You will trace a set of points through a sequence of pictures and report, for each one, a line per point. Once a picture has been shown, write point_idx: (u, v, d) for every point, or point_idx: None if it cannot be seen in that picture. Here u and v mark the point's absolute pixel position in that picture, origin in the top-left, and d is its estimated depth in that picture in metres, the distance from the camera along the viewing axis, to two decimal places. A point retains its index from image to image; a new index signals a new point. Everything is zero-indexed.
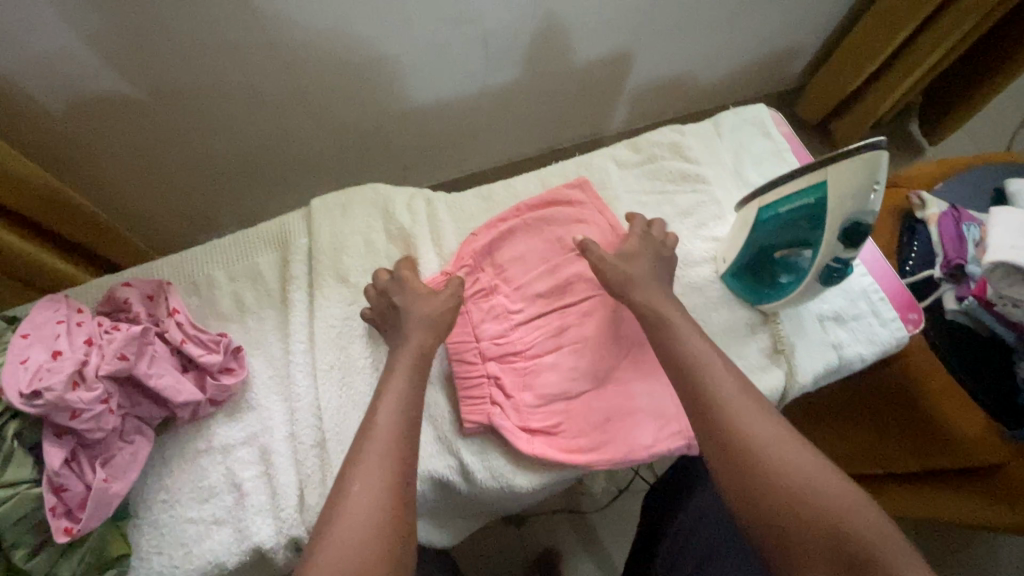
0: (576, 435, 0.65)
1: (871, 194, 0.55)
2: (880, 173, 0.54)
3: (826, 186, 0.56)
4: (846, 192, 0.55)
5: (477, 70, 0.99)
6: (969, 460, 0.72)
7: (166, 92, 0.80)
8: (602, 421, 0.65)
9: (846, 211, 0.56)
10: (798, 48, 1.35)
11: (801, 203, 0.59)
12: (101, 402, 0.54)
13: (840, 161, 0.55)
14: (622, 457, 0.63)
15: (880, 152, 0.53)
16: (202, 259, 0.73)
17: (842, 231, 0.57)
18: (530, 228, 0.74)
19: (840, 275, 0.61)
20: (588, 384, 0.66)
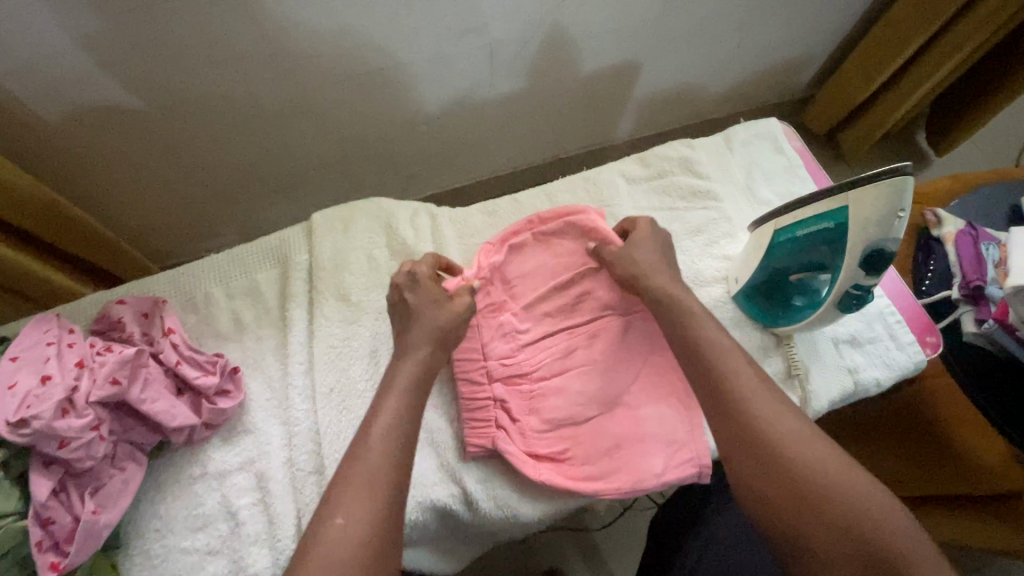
0: (581, 461, 0.63)
1: (895, 220, 0.53)
2: (906, 199, 0.52)
3: (847, 211, 0.54)
4: (869, 216, 0.53)
5: (483, 80, 0.97)
6: (986, 486, 0.70)
7: (163, 102, 0.78)
8: (611, 447, 0.63)
9: (868, 236, 0.53)
10: (806, 58, 1.33)
11: (819, 226, 0.56)
12: (91, 429, 0.52)
13: (865, 184, 0.52)
14: (631, 487, 0.61)
15: (907, 177, 0.51)
16: (199, 276, 0.71)
17: (863, 256, 0.54)
18: (541, 241, 0.73)
19: (859, 303, 0.58)
20: (597, 409, 0.65)
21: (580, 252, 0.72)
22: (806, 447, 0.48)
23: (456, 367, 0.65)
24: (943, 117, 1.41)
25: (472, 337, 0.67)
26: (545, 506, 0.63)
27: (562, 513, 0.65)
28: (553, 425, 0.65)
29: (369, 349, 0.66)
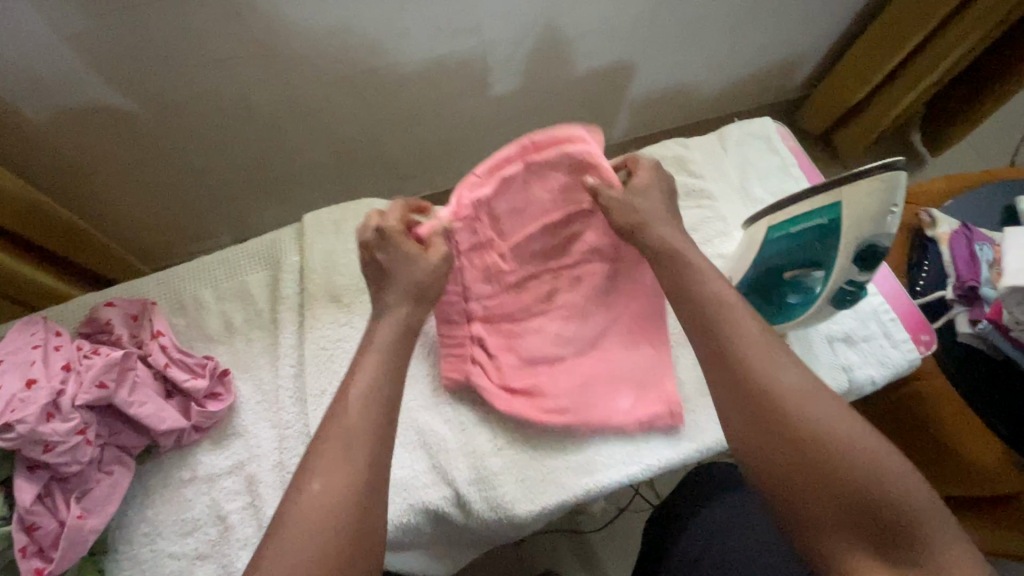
0: (553, 395, 0.65)
1: (887, 217, 0.54)
2: (898, 196, 0.53)
3: (841, 207, 0.54)
4: (864, 212, 0.54)
5: (477, 80, 0.97)
6: (981, 486, 0.70)
7: (153, 102, 0.77)
8: (582, 384, 0.65)
9: (861, 234, 0.55)
10: (801, 58, 1.33)
11: (813, 223, 0.56)
12: (77, 433, 0.51)
13: (859, 180, 0.53)
14: (597, 420, 0.64)
15: (899, 174, 0.52)
16: (189, 278, 0.70)
17: (856, 253, 0.56)
18: (534, 171, 0.64)
19: (852, 297, 0.60)
20: (571, 350, 0.67)
21: (573, 188, 0.65)
22: (812, 404, 0.44)
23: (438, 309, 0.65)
24: (938, 117, 1.41)
25: (453, 279, 0.65)
26: (541, 506, 0.61)
27: (556, 513, 0.64)
28: (529, 363, 0.66)
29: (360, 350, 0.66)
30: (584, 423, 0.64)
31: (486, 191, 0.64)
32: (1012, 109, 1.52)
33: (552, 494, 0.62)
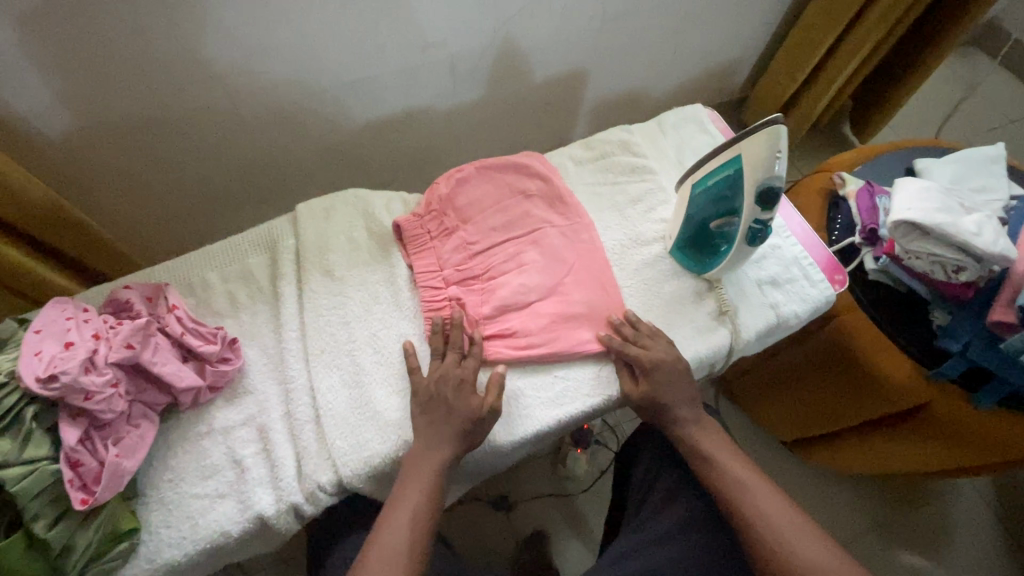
0: (524, 333, 0.74)
1: (777, 161, 0.62)
2: (780, 143, 0.61)
3: (742, 159, 0.65)
4: (755, 160, 0.63)
5: (446, 89, 1.08)
6: (896, 400, 0.82)
7: (158, 112, 0.87)
8: (549, 324, 0.75)
9: (758, 177, 0.64)
10: (738, 61, 1.49)
11: (724, 174, 0.68)
12: (111, 386, 0.59)
13: (753, 134, 0.64)
14: (566, 350, 0.73)
15: (778, 126, 0.61)
16: (196, 264, 0.79)
17: (756, 195, 0.65)
18: (483, 174, 0.85)
19: (764, 235, 0.69)
20: (537, 295, 0.76)
21: (516, 181, 0.85)
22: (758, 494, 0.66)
23: (417, 277, 0.78)
24: (865, 106, 1.57)
25: (429, 254, 0.80)
26: (520, 436, 0.70)
27: (535, 443, 0.73)
28: (501, 310, 0.75)
29: (356, 315, 0.75)
30: (556, 354, 0.73)
31: (447, 190, 0.83)
32: (929, 96, 1.70)
33: (529, 425, 0.71)
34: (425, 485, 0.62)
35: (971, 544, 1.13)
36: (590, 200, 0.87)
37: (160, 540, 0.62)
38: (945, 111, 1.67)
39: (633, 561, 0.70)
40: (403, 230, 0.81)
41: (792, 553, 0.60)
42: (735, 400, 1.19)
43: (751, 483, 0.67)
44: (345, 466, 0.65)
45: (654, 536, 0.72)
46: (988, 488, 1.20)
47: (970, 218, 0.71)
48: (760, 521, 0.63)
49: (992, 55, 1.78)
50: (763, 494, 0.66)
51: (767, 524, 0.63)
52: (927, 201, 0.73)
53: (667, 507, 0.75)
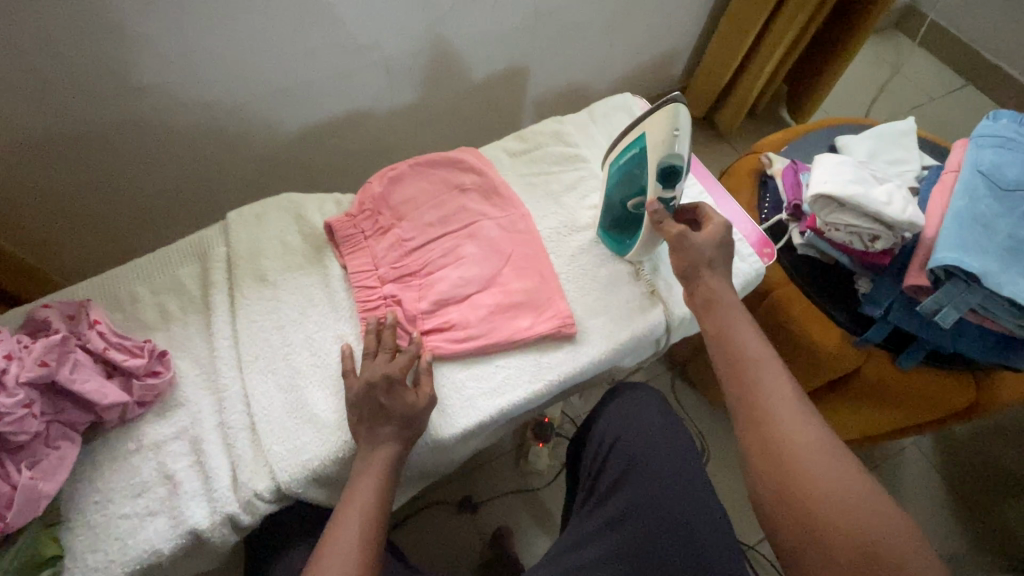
0: (463, 325, 0.74)
1: (675, 138, 0.67)
2: (677, 120, 0.66)
3: (646, 136, 0.69)
4: (656, 136, 0.67)
5: (382, 90, 1.08)
6: (831, 367, 0.85)
7: (75, 126, 0.84)
8: (488, 314, 0.75)
9: (659, 154, 0.68)
10: (674, 54, 1.53)
11: (632, 153, 0.72)
12: (23, 407, 0.56)
13: (654, 113, 0.68)
14: (505, 339, 0.74)
15: (678, 104, 0.66)
16: (122, 278, 0.76)
17: (658, 171, 0.69)
18: (416, 171, 0.85)
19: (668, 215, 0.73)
20: (475, 287, 0.76)
21: (450, 176, 0.85)
22: (768, 372, 0.61)
23: (352, 277, 0.77)
24: (798, 91, 1.63)
25: (364, 253, 0.79)
26: (462, 428, 0.70)
27: (480, 434, 0.74)
28: (438, 305, 0.75)
29: (290, 318, 0.74)
30: (495, 343, 0.74)
31: (381, 188, 0.83)
32: (858, 78, 1.78)
33: (471, 416, 0.71)
34: (374, 487, 0.60)
35: (918, 498, 1.18)
36: (526, 191, 0.87)
37: (87, 565, 0.59)
38: (873, 92, 1.75)
39: (596, 542, 0.68)
40: (336, 231, 0.80)
41: (795, 439, 0.55)
42: (690, 383, 1.22)
43: (771, 369, 0.61)
44: (282, 472, 0.64)
45: (615, 514, 0.69)
46: (932, 445, 1.25)
47: (880, 189, 0.75)
48: (769, 403, 0.58)
49: (913, 37, 1.88)
50: (785, 385, 0.59)
51: (770, 404, 0.58)
52: (841, 175, 0.77)
53: (627, 480, 0.71)
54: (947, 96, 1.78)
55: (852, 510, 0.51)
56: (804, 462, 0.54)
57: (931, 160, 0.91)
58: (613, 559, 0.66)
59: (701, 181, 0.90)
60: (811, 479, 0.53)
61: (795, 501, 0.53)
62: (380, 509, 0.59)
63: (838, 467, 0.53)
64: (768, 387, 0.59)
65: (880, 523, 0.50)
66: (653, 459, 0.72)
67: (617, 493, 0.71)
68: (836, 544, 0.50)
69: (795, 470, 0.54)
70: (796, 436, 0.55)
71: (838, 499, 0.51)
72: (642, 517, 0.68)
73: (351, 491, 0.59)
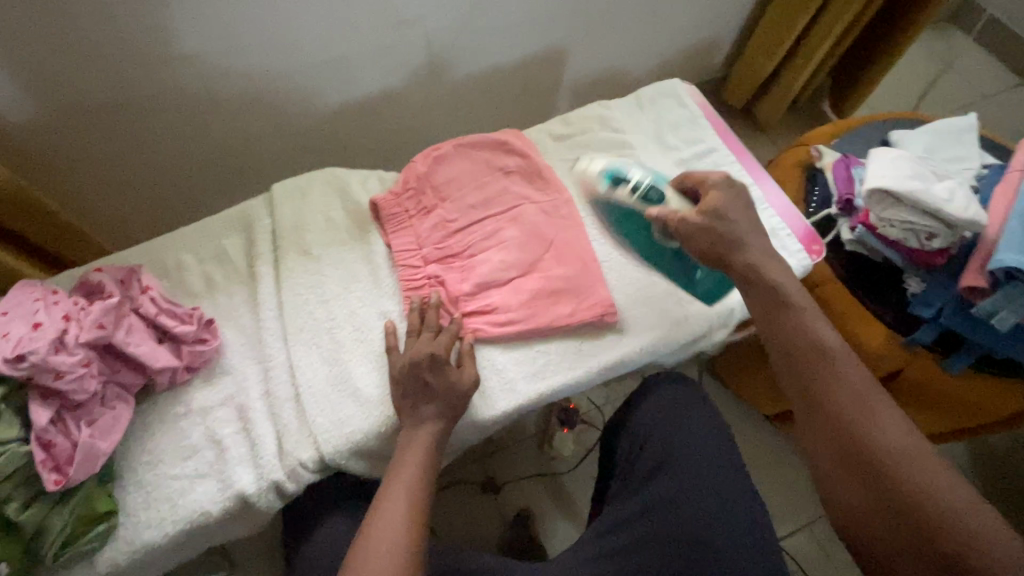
0: (505, 309, 0.74)
1: (591, 166, 0.79)
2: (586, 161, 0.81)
3: (590, 195, 0.80)
4: (586, 182, 0.80)
5: (422, 69, 1.07)
6: (873, 369, 0.84)
7: (123, 92, 0.85)
8: (530, 299, 0.74)
9: (602, 181, 0.77)
10: (716, 41, 1.49)
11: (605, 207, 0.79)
12: (83, 365, 0.58)
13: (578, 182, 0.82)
14: (546, 325, 0.73)
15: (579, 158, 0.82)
16: (169, 246, 0.78)
17: (609, 187, 0.77)
18: (460, 152, 0.84)
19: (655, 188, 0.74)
20: (518, 270, 0.76)
21: (494, 158, 0.84)
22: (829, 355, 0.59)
23: (396, 255, 0.78)
24: (842, 84, 1.58)
25: (408, 232, 0.79)
26: (502, 410, 0.71)
27: (518, 418, 0.74)
28: (480, 287, 0.75)
29: (334, 293, 0.75)
30: (536, 329, 0.74)
31: (425, 168, 0.82)
32: (905, 72, 1.72)
33: (511, 399, 0.71)
34: (419, 463, 0.61)
35: None
36: (569, 176, 0.86)
37: (138, 522, 0.61)
38: (921, 87, 1.69)
39: (631, 530, 0.68)
40: (380, 208, 0.80)
41: (860, 426, 0.55)
42: (720, 378, 1.20)
43: (839, 357, 0.58)
44: (326, 443, 0.65)
45: (649, 504, 0.69)
46: (964, 452, 1.23)
47: (942, 185, 0.73)
48: (833, 389, 0.57)
49: (965, 31, 1.81)
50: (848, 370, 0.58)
51: (832, 391, 0.57)
52: (899, 169, 0.75)
53: (664, 472, 0.71)
54: (999, 93, 1.71)
55: (919, 502, 0.50)
56: (869, 448, 0.54)
57: (990, 159, 0.88)
58: (644, 547, 0.66)
59: (748, 171, 0.88)
60: (873, 464, 0.53)
61: (860, 487, 0.54)
62: (424, 484, 0.59)
63: (908, 453, 0.53)
64: (831, 374, 0.58)
65: (950, 516, 0.49)
66: (690, 452, 0.72)
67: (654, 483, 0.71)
68: (899, 529, 0.51)
69: (861, 458, 0.54)
70: (859, 421, 0.55)
71: (904, 491, 0.51)
72: (678, 509, 0.67)
73: (399, 463, 0.60)
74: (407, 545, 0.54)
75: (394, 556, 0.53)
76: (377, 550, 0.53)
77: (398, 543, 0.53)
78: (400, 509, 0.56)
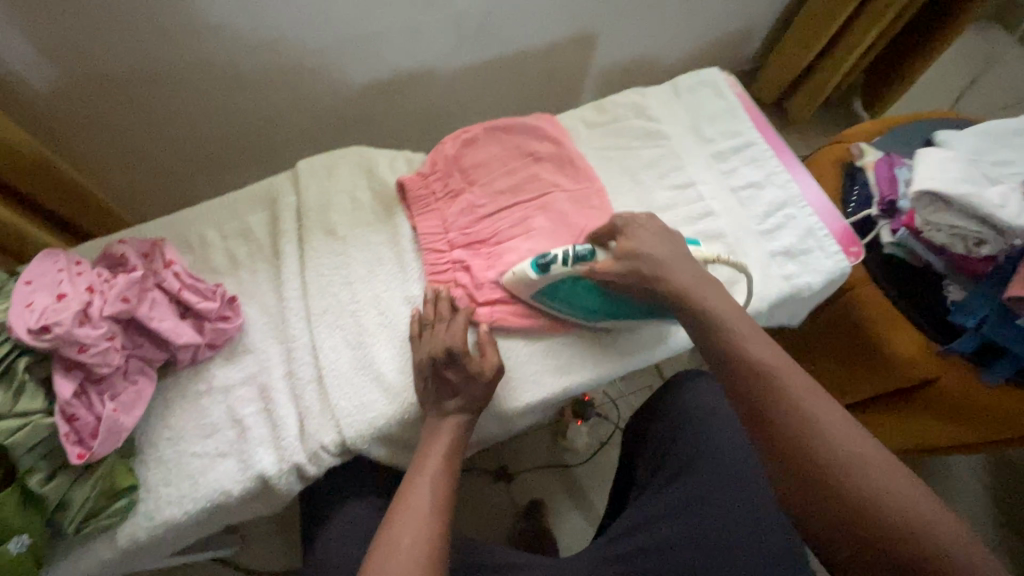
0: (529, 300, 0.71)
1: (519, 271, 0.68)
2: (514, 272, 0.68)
3: (538, 293, 0.69)
4: (528, 284, 0.67)
5: (449, 49, 1.04)
6: (906, 379, 0.81)
7: (144, 62, 0.82)
8: None
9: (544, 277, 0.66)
10: (751, 31, 1.44)
11: (561, 294, 0.69)
12: (107, 339, 0.57)
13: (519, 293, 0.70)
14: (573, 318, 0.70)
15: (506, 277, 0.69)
16: (193, 220, 0.76)
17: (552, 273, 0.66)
18: (491, 135, 0.82)
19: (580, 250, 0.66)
20: None
21: (525, 143, 0.82)
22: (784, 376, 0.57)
23: (422, 239, 0.76)
24: (878, 80, 1.53)
25: (435, 216, 0.77)
26: (526, 402, 0.69)
27: (539, 411, 0.72)
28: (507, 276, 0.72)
29: (358, 275, 0.73)
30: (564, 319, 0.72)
31: (454, 151, 0.80)
32: (943, 70, 1.66)
33: (535, 391, 0.70)
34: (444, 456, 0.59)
35: (965, 513, 1.15)
36: (601, 165, 0.84)
37: (159, 498, 0.61)
38: (959, 86, 1.64)
39: (652, 531, 0.67)
40: (406, 190, 0.78)
41: (815, 445, 0.53)
42: None
43: (784, 373, 0.57)
44: (348, 428, 0.64)
45: (674, 506, 0.68)
46: (983, 462, 1.21)
47: (996, 189, 0.69)
48: (786, 404, 0.55)
49: (1009, 29, 1.74)
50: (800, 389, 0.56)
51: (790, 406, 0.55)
52: (951, 171, 0.71)
53: (689, 474, 0.70)
54: None
55: (878, 508, 0.49)
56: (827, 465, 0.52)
57: None
58: (669, 548, 0.65)
59: (787, 167, 0.85)
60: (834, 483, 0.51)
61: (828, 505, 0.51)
62: (448, 477, 0.58)
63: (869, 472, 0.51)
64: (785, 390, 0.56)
65: (916, 514, 0.48)
66: (716, 453, 0.70)
67: (679, 484, 0.70)
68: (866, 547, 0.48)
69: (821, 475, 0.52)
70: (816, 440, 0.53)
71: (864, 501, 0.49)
72: (704, 511, 0.66)
73: (424, 455, 0.60)
74: (431, 540, 0.52)
75: (417, 550, 0.51)
76: (399, 542, 0.51)
77: (420, 538, 0.52)
78: (424, 502, 0.55)
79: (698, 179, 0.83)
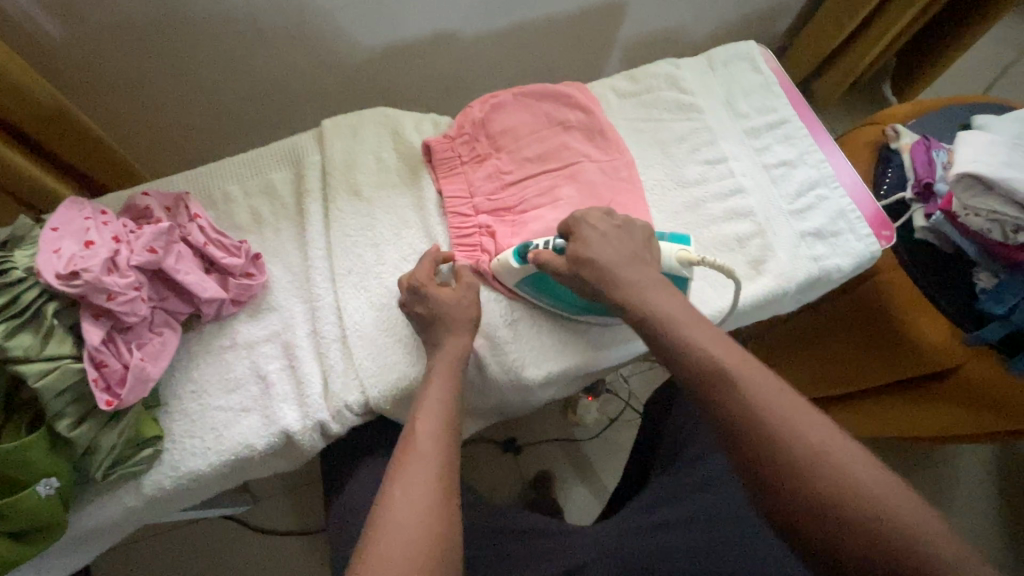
0: None
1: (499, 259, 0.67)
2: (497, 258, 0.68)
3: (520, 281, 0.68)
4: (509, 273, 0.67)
5: (474, 12, 1.00)
6: (928, 366, 0.80)
7: (162, 11, 0.80)
8: None
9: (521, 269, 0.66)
10: (784, 7, 1.39)
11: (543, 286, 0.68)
12: (134, 289, 0.56)
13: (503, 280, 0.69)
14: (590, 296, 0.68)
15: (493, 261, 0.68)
16: (215, 175, 0.75)
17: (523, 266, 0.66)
18: (521, 101, 0.80)
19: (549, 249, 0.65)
20: None
21: (555, 110, 0.80)
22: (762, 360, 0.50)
23: (447, 203, 0.75)
24: (910, 65, 1.49)
25: (460, 181, 0.76)
26: (546, 371, 0.69)
27: (561, 381, 0.72)
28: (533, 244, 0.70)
29: (383, 238, 0.73)
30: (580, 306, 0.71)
31: (483, 115, 0.78)
32: (977, 57, 1.61)
33: (553, 363, 0.70)
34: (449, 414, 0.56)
35: (967, 504, 1.16)
36: (631, 136, 0.82)
37: (183, 449, 0.61)
38: (990, 75, 1.60)
39: (668, 507, 0.66)
40: (433, 152, 0.76)
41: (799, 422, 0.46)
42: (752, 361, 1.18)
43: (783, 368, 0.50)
44: (372, 388, 0.64)
45: (695, 482, 0.68)
46: (989, 455, 1.21)
47: None
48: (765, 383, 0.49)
49: None
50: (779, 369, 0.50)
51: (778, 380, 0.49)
52: (994, 154, 0.70)
53: (709, 454, 0.70)
54: None
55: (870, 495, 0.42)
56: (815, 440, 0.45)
57: None
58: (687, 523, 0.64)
59: (820, 145, 0.83)
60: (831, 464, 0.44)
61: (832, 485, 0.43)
62: None
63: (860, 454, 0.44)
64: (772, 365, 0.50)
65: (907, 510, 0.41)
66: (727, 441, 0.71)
67: (699, 463, 0.70)
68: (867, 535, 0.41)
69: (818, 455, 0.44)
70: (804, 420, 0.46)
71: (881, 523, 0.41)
72: (722, 491, 0.67)
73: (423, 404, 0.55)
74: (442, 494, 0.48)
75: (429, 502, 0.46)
76: (395, 492, 0.47)
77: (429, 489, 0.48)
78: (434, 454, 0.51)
79: (731, 155, 0.81)
